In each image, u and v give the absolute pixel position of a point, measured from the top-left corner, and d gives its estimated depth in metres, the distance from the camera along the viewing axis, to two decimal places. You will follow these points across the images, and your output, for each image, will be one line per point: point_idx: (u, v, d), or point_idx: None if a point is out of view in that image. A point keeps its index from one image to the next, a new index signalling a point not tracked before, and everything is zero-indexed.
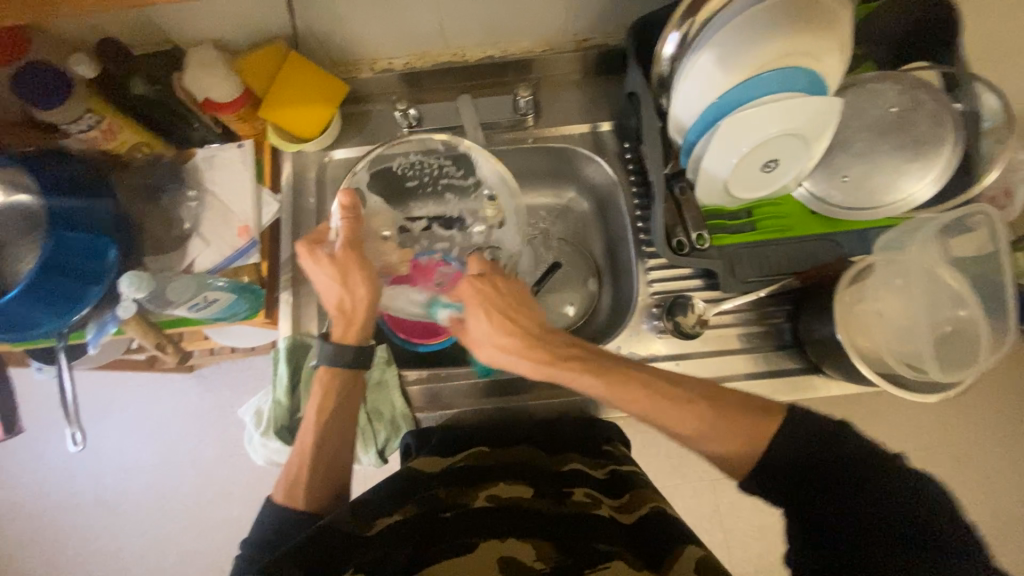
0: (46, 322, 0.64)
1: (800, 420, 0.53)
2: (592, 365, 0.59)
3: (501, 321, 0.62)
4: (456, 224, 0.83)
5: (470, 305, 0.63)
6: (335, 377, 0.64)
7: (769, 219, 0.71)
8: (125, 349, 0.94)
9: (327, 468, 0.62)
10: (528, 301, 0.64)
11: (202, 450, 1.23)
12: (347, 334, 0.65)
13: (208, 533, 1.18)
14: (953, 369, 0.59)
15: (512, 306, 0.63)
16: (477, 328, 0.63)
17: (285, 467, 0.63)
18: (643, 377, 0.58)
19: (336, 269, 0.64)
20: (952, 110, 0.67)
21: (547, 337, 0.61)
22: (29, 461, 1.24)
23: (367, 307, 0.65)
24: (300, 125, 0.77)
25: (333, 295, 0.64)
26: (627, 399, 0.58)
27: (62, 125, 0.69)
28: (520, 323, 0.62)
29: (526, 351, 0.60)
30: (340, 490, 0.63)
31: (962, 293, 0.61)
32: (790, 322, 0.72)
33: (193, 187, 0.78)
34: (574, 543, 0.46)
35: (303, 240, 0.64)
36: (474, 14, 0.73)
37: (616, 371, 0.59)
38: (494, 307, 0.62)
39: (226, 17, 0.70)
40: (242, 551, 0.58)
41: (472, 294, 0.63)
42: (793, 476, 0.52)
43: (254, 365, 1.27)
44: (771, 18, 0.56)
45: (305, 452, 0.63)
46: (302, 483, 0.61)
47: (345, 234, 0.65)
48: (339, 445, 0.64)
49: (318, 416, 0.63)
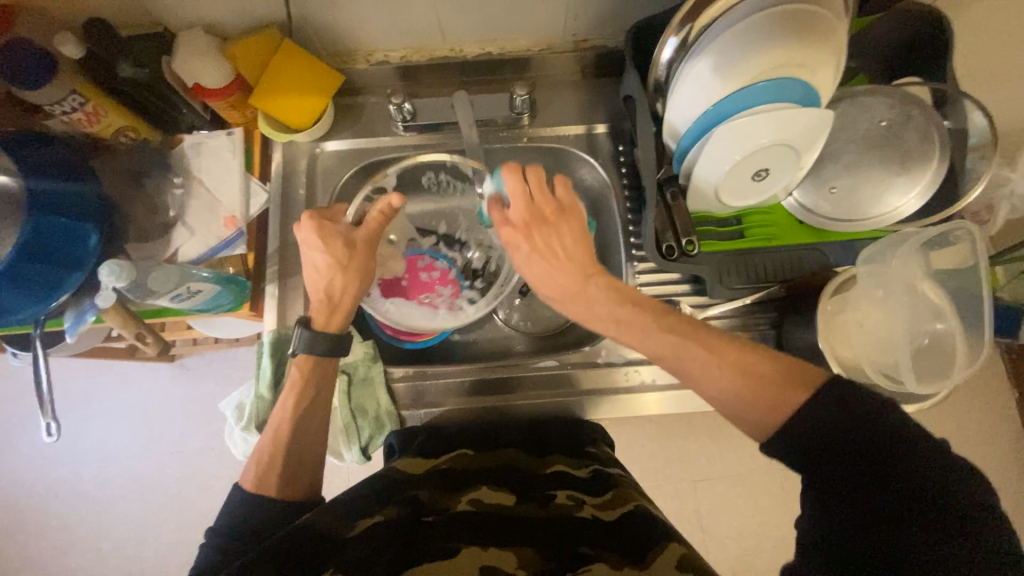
0: (24, 309, 0.62)
1: (843, 401, 0.46)
2: (629, 322, 0.57)
3: (547, 267, 0.60)
4: (457, 246, 0.83)
5: (512, 245, 0.61)
6: (315, 365, 0.64)
7: (758, 227, 0.72)
8: (105, 336, 0.92)
9: (297, 458, 0.60)
10: (573, 245, 0.60)
11: (182, 440, 1.21)
12: (330, 323, 0.64)
13: (188, 524, 1.17)
14: (933, 379, 0.60)
15: (556, 252, 0.60)
16: (527, 271, 0.61)
17: (257, 453, 0.61)
18: (677, 338, 0.54)
19: (344, 253, 0.64)
20: (939, 126, 0.69)
21: (588, 286, 0.59)
22: (2, 448, 1.21)
23: (355, 299, 0.65)
24: (291, 115, 0.76)
25: (321, 279, 0.64)
26: (662, 355, 0.55)
27: (47, 105, 0.67)
28: (565, 269, 0.59)
29: (564, 294, 0.60)
30: (311, 479, 0.61)
31: (941, 307, 0.63)
32: (774, 329, 0.73)
33: (180, 174, 0.76)
34: (557, 546, 0.47)
35: (313, 214, 0.63)
36: (474, 10, 0.72)
37: (646, 326, 0.56)
38: (542, 251, 0.60)
39: (218, 3, 0.68)
40: (207, 540, 0.55)
41: (515, 238, 0.61)
42: (821, 452, 0.46)
43: (239, 356, 1.26)
44: (768, 29, 0.56)
45: (279, 438, 0.61)
46: (274, 471, 0.59)
47: (371, 225, 0.65)
48: (313, 438, 0.63)
49: (296, 404, 0.62)
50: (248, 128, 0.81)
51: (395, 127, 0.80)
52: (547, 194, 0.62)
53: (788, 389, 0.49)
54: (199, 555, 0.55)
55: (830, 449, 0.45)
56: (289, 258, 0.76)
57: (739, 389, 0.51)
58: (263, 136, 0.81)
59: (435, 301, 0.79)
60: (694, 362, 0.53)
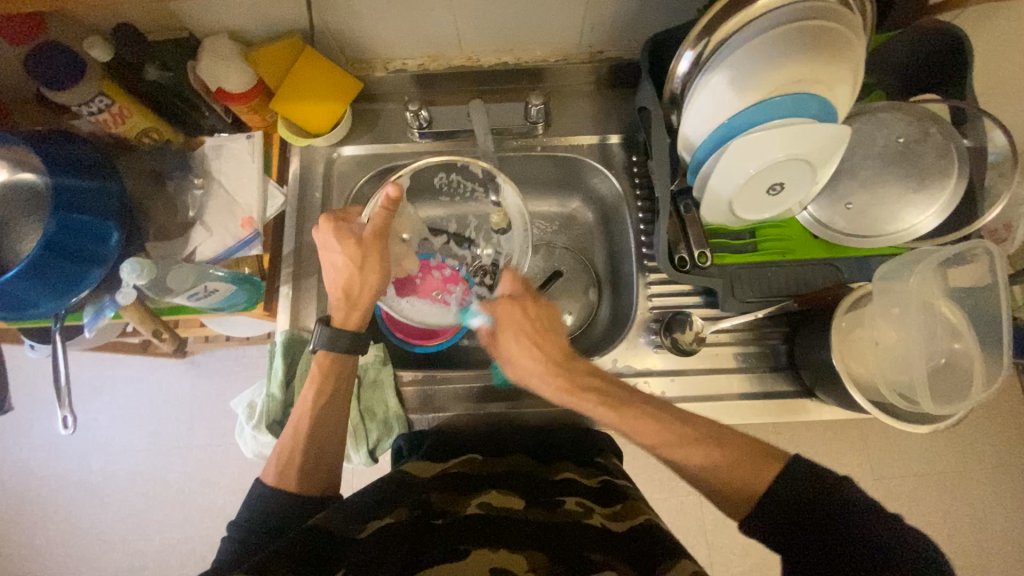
0: (45, 303, 0.64)
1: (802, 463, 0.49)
2: (612, 397, 0.58)
3: (532, 339, 0.62)
4: (467, 245, 0.83)
5: (504, 314, 0.64)
6: (335, 362, 0.65)
7: (772, 241, 0.72)
8: (120, 332, 0.94)
9: (317, 453, 0.61)
10: (558, 325, 0.64)
11: (190, 437, 1.22)
12: (349, 318, 0.65)
13: (194, 520, 1.18)
14: (949, 400, 0.59)
15: (544, 327, 0.63)
16: (512, 342, 0.63)
17: (279, 446, 0.62)
18: (657, 414, 0.57)
19: (357, 251, 0.64)
20: (959, 145, 0.68)
21: (569, 361, 0.61)
22: (15, 439, 1.24)
23: (372, 295, 0.65)
24: (310, 120, 0.77)
25: (340, 280, 0.64)
26: (641, 433, 0.56)
27: (75, 105, 0.69)
28: (551, 343, 0.62)
29: (549, 366, 0.61)
30: (330, 474, 0.62)
31: (957, 326, 0.62)
32: (786, 344, 0.73)
33: (200, 176, 0.78)
34: (565, 552, 0.46)
35: (328, 216, 0.64)
36: (492, 21, 0.73)
37: (628, 403, 0.58)
38: (531, 322, 0.63)
39: (243, 11, 0.70)
40: (232, 534, 0.56)
41: (508, 306, 0.64)
42: (791, 524, 0.48)
43: (249, 355, 1.27)
44: (785, 44, 0.57)
45: (300, 431, 0.62)
46: (294, 465, 0.60)
47: (377, 221, 0.65)
48: (333, 432, 0.63)
49: (317, 399, 0.63)
50: (268, 132, 0.82)
51: (411, 134, 0.81)
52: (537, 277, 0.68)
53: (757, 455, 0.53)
54: (224, 546, 0.56)
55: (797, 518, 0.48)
56: (304, 260, 0.77)
57: (711, 470, 0.53)
58: (281, 140, 0.83)
59: (445, 297, 0.77)
60: (668, 442, 0.55)
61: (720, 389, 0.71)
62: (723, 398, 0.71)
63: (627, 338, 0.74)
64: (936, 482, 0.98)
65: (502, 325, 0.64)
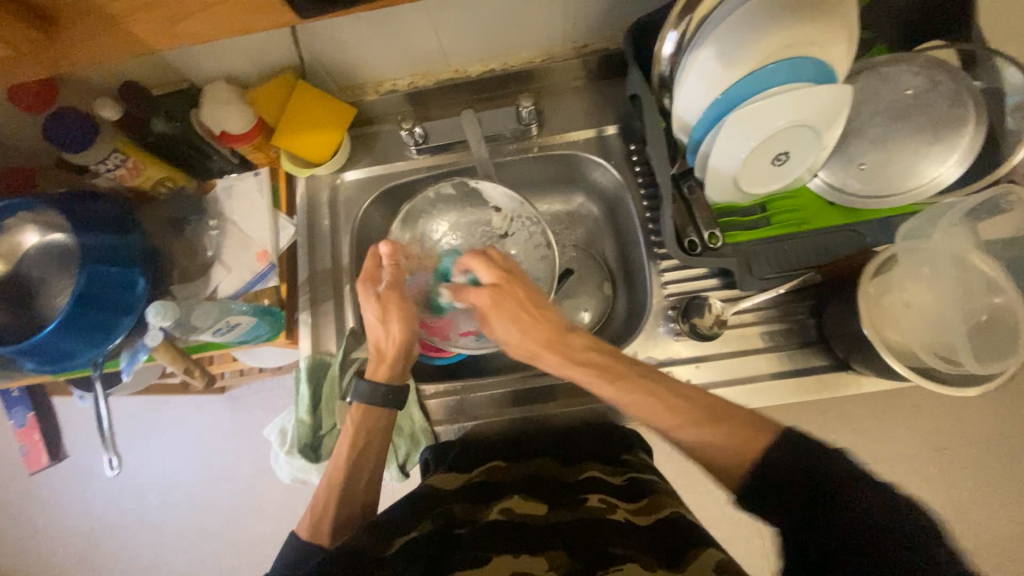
0: (81, 352, 0.67)
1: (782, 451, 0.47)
2: (605, 367, 0.57)
3: (523, 322, 0.60)
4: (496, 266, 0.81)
5: (484, 309, 0.61)
6: (367, 418, 0.64)
7: (784, 213, 0.69)
8: (158, 374, 0.98)
9: (348, 504, 0.61)
10: (544, 305, 0.61)
11: (235, 468, 1.26)
12: (377, 373, 0.65)
13: (246, 550, 1.21)
14: (992, 357, 0.56)
15: (531, 313, 0.60)
16: (501, 327, 0.61)
17: (312, 499, 0.62)
18: (653, 385, 0.55)
19: (378, 308, 0.64)
20: (971, 88, 0.65)
21: (568, 336, 0.59)
22: (75, 487, 1.30)
23: (400, 346, 0.65)
24: (310, 150, 0.79)
25: (369, 336, 0.66)
26: (659, 413, 0.54)
27: (93, 165, 0.73)
28: (540, 325, 0.60)
29: (543, 347, 0.59)
30: (363, 523, 0.62)
31: (997, 280, 0.58)
32: (814, 317, 0.70)
33: (215, 217, 0.81)
34: (586, 548, 0.47)
35: (359, 282, 0.64)
36: (472, 30, 0.74)
37: (621, 372, 0.57)
38: (516, 312, 0.60)
39: (237, 55, 0.73)
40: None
41: (485, 301, 0.61)
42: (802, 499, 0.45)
43: (282, 385, 1.31)
44: (771, 8, 0.55)
45: (332, 483, 0.62)
46: (326, 519, 0.60)
47: (390, 277, 0.65)
48: (369, 480, 0.63)
49: (349, 451, 0.63)
50: (273, 166, 0.84)
51: (408, 151, 0.83)
52: (503, 260, 0.63)
53: (747, 426, 0.51)
54: None
55: (781, 507, 0.46)
56: (319, 286, 0.80)
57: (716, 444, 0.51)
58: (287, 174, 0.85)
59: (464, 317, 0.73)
60: (664, 415, 0.54)
61: (748, 372, 0.69)
62: (752, 380, 0.69)
63: (645, 329, 0.72)
64: (995, 445, 0.93)
65: (492, 314, 0.61)
